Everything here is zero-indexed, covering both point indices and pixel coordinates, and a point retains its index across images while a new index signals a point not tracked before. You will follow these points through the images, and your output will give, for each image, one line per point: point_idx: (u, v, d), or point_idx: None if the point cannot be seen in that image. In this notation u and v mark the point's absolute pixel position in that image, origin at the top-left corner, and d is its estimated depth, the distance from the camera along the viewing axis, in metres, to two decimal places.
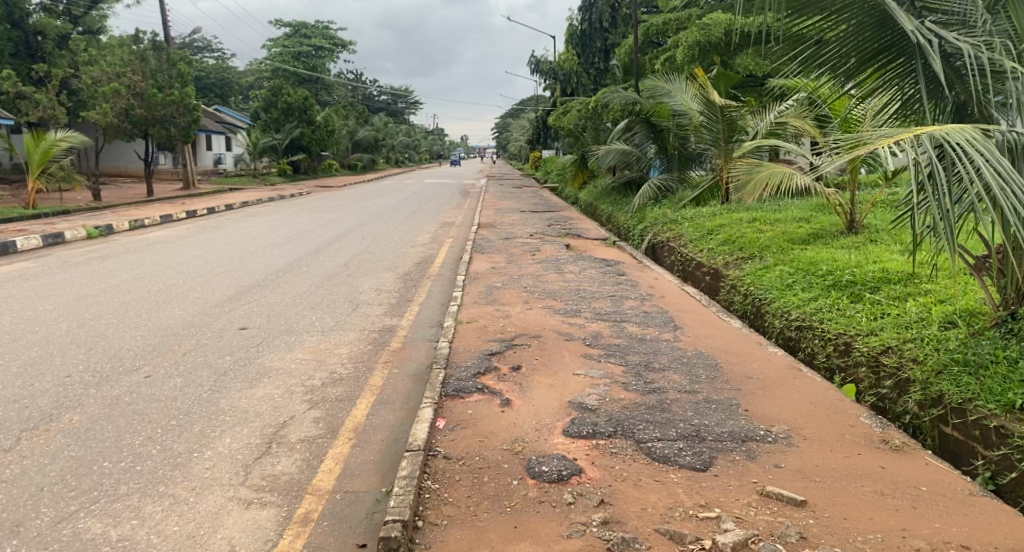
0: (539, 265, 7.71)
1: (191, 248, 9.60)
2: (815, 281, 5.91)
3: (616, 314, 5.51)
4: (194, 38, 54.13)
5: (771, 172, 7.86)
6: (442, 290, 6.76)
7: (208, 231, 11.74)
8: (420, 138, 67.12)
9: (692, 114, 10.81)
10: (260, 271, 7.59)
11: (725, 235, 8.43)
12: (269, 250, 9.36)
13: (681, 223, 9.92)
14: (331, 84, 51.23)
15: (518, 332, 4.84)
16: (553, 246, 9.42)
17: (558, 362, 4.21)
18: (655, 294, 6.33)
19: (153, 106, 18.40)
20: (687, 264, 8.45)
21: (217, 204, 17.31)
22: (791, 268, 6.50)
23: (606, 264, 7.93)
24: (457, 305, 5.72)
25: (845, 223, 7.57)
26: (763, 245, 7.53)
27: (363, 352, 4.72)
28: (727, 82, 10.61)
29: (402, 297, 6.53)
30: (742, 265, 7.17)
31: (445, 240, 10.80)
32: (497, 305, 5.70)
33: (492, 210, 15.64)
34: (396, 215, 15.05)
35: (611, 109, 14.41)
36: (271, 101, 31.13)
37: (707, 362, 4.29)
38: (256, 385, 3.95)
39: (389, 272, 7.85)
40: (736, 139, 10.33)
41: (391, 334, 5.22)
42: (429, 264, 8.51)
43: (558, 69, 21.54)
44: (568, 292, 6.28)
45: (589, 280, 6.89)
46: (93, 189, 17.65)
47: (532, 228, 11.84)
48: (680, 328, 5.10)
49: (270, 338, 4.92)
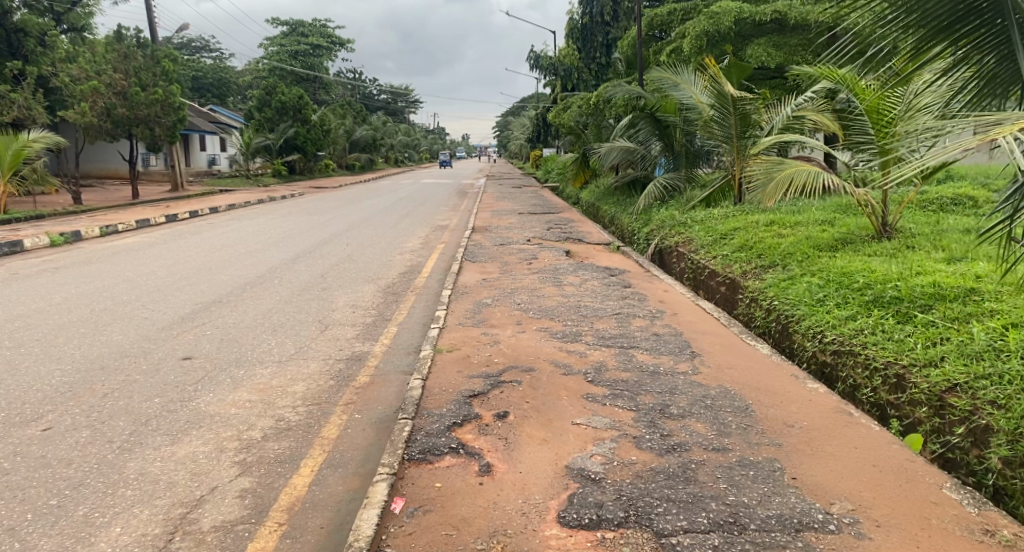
0: (535, 277, 6.94)
1: (160, 257, 8.85)
2: (851, 296, 5.16)
3: (622, 337, 4.73)
4: (190, 38, 53.62)
5: (792, 172, 7.07)
6: (425, 308, 5.99)
7: (184, 237, 11.00)
8: (420, 137, 66.32)
9: (701, 108, 10.04)
10: (226, 285, 6.85)
11: (741, 241, 7.64)
12: (242, 259, 8.61)
13: (690, 226, 9.16)
14: (329, 84, 50.61)
15: (507, 364, 4.07)
16: (552, 254, 8.65)
17: (554, 406, 3.45)
18: (667, 311, 5.57)
19: (135, 105, 17.78)
20: (699, 272, 7.69)
21: (202, 207, 16.55)
22: (819, 279, 5.74)
23: (609, 274, 7.19)
24: (439, 327, 4.95)
25: (876, 228, 6.80)
26: (785, 252, 6.77)
27: (322, 390, 3.95)
28: (740, 72, 9.80)
29: (379, 316, 5.76)
30: (763, 275, 6.41)
31: (436, 246, 10.06)
32: (486, 327, 4.93)
33: (489, 212, 14.86)
34: (388, 217, 14.29)
35: (614, 104, 13.63)
36: (264, 101, 30.40)
37: (731, 404, 3.53)
38: (179, 439, 3.19)
39: (369, 285, 7.10)
40: (748, 136, 9.58)
41: (360, 365, 4.46)
42: (415, 274, 7.77)
43: (558, 64, 20.75)
44: (567, 310, 5.50)
45: (591, 295, 6.11)
46: (73, 193, 16.97)
47: (530, 232, 11.06)
48: (698, 356, 4.36)
49: (215, 372, 4.18)
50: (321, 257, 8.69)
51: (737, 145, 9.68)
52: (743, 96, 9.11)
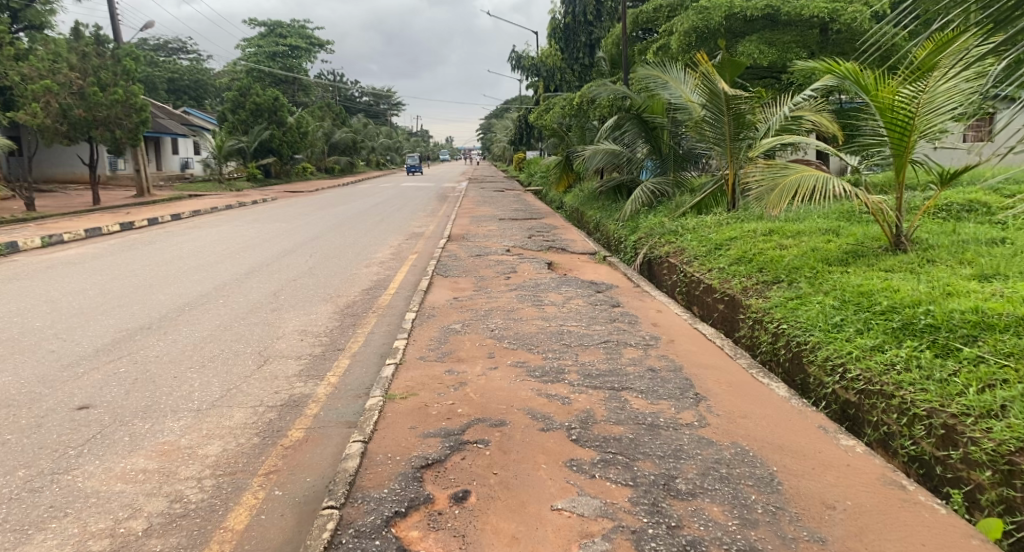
0: (513, 295, 6.19)
1: (98, 271, 8.03)
2: (874, 322, 4.45)
3: (613, 375, 3.98)
4: (166, 40, 52.44)
5: (800, 177, 6.19)
6: (385, 334, 5.22)
7: (134, 248, 10.18)
8: (402, 139, 65.34)
9: (692, 108, 9.35)
10: (160, 307, 6.05)
11: (738, 252, 6.94)
12: (190, 274, 7.80)
13: (681, 235, 8.46)
14: (309, 86, 49.73)
15: (472, 416, 3.30)
16: (533, 266, 7.90)
17: (528, 481, 2.70)
18: (662, 338, 4.85)
19: (94, 106, 16.94)
20: (693, 287, 6.99)
21: (165, 213, 15.68)
22: (833, 300, 5.02)
23: (594, 291, 6.50)
24: (396, 362, 4.18)
25: (889, 239, 6.09)
26: (790, 266, 6.06)
27: (240, 452, 3.18)
28: (734, 69, 9.07)
29: (331, 345, 4.98)
30: (767, 293, 5.70)
31: (408, 256, 9.31)
32: (451, 362, 4.17)
33: (467, 218, 14.10)
34: (360, 224, 13.48)
35: (598, 105, 12.97)
36: (238, 102, 29.49)
37: (748, 474, 2.79)
38: (30, 537, 2.44)
39: (326, 305, 6.32)
40: (741, 137, 8.84)
41: (296, 415, 3.68)
42: (380, 291, 6.99)
43: (540, 64, 20.12)
44: (548, 338, 4.76)
45: (576, 318, 5.36)
46: (26, 199, 16.08)
47: (509, 241, 10.34)
48: (703, 401, 3.60)
49: (110, 426, 3.42)
50: (277, 272, 7.88)
51: (729, 147, 8.94)
52: (739, 93, 8.38)
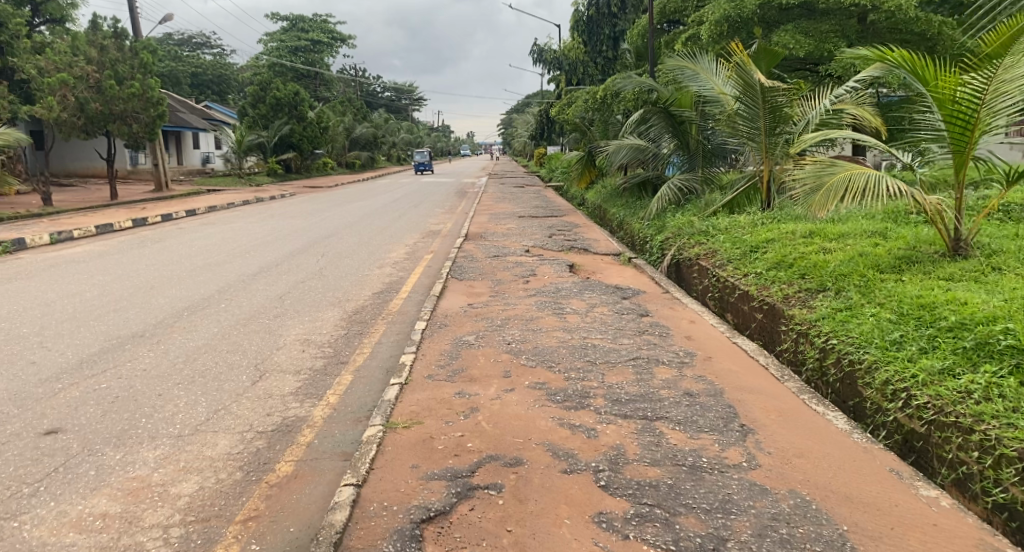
0: (532, 302, 5.73)
1: (102, 270, 7.71)
2: (940, 341, 3.95)
3: (644, 400, 3.52)
4: (190, 35, 52.51)
5: (849, 175, 5.63)
6: (392, 346, 4.80)
7: (144, 245, 9.91)
8: (422, 134, 65.10)
9: (726, 101, 8.83)
10: (159, 311, 5.69)
11: (776, 256, 6.43)
12: (195, 274, 7.47)
13: (712, 236, 7.95)
14: (330, 80, 49.60)
15: (484, 453, 2.86)
16: (553, 269, 7.44)
17: (547, 544, 2.27)
18: (697, 354, 4.38)
19: (111, 100, 16.74)
20: (727, 293, 6.49)
21: (179, 208, 15.41)
22: (889, 313, 4.51)
23: (620, 297, 6.05)
24: (401, 382, 3.75)
25: (946, 244, 5.54)
26: (836, 272, 5.54)
27: (218, 490, 2.78)
28: (770, 58, 8.50)
29: (333, 358, 4.56)
30: (811, 302, 5.19)
31: (423, 257, 8.90)
32: (462, 383, 3.73)
33: (486, 215, 13.66)
34: (377, 221, 13.10)
35: (623, 98, 12.48)
36: (258, 97, 29.26)
37: (814, 536, 2.32)
38: None
39: (334, 310, 5.93)
40: (777, 132, 8.29)
41: (286, 444, 3.27)
42: (391, 294, 6.59)
43: (563, 56, 19.60)
44: (570, 353, 4.31)
45: (601, 329, 4.92)
46: (44, 194, 15.98)
47: (529, 240, 9.89)
48: (750, 435, 3.13)
49: (77, 455, 3.04)
50: (286, 273, 7.51)
51: (764, 143, 8.39)
52: (775, 85, 7.85)
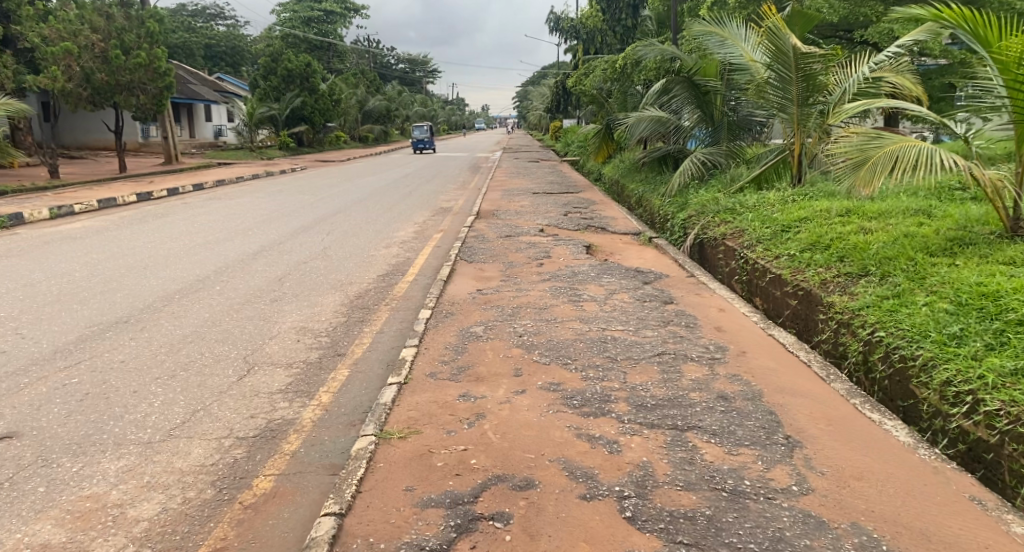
0: (546, 289, 5.31)
1: (97, 248, 7.37)
2: (1010, 337, 3.51)
3: (674, 406, 3.11)
4: (203, 6, 51.91)
5: (898, 148, 5.12)
6: (394, 336, 4.43)
7: (146, 221, 9.59)
8: (437, 108, 64.32)
9: (755, 69, 8.26)
10: (148, 294, 5.33)
11: (810, 236, 5.95)
12: (192, 253, 7.10)
13: (739, 214, 7.46)
14: (343, 52, 48.95)
15: (489, 472, 2.47)
16: (569, 250, 7.01)
17: None
18: (729, 349, 3.96)
19: (116, 70, 16.37)
20: (756, 276, 6.02)
21: (186, 182, 15.09)
22: (945, 302, 4.04)
23: (640, 282, 5.62)
24: (399, 381, 3.36)
25: (1003, 225, 5.05)
26: (880, 255, 5.06)
27: (182, 514, 2.43)
28: (804, 22, 7.91)
29: (329, 349, 4.18)
30: (853, 289, 4.73)
31: (433, 235, 8.50)
32: (467, 383, 3.34)
33: (499, 191, 13.21)
34: (387, 197, 12.69)
35: (643, 67, 11.89)
36: (270, 68, 28.76)
37: None
38: None
39: (334, 294, 5.55)
40: (811, 102, 7.72)
41: (268, 453, 2.90)
42: (397, 277, 6.20)
43: (580, 26, 18.94)
44: (588, 347, 3.91)
45: (622, 319, 4.50)
46: (50, 167, 15.71)
47: (544, 218, 9.46)
48: (797, 449, 2.71)
49: (29, 465, 2.70)
50: (287, 253, 7.13)
51: (796, 114, 7.82)
52: (811, 51, 7.29)
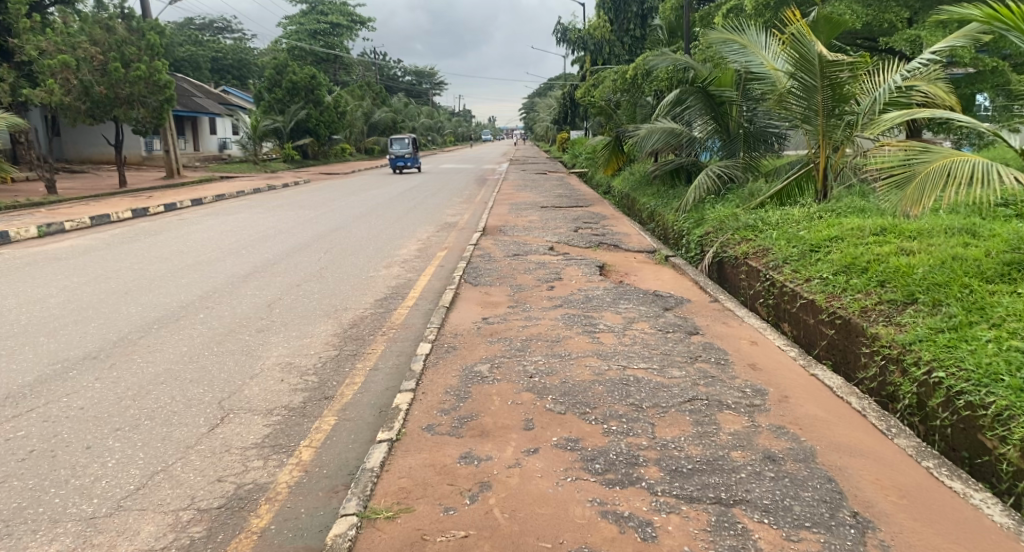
0: (558, 317, 4.84)
1: (78, 269, 6.93)
2: None
3: (714, 472, 2.63)
4: (210, 19, 51.89)
5: (947, 164, 4.63)
6: (389, 375, 3.96)
7: (136, 238, 9.16)
8: (443, 120, 63.99)
9: (777, 78, 7.78)
10: (122, 325, 4.86)
11: (844, 257, 5.44)
12: (179, 275, 6.65)
13: (762, 231, 6.97)
14: (349, 64, 48.88)
15: None
16: (581, 271, 6.55)
17: None
18: (770, 393, 3.46)
19: (116, 83, 16.05)
20: (783, 299, 5.51)
21: (185, 197, 14.72)
22: (1016, 340, 3.55)
23: (659, 308, 5.14)
24: (391, 438, 2.88)
25: None
26: (927, 280, 4.56)
27: None
28: (830, 29, 7.47)
29: (316, 391, 3.71)
30: (899, 318, 4.22)
31: (436, 254, 8.05)
32: (470, 440, 2.87)
33: (506, 205, 12.80)
34: (389, 212, 12.24)
35: (655, 77, 11.43)
36: (275, 81, 28.42)
37: None
38: None
39: (326, 322, 5.08)
40: (838, 113, 7.24)
41: (233, 531, 2.44)
42: (396, 302, 5.73)
43: (588, 36, 18.54)
44: (609, 391, 3.43)
45: (644, 354, 4.03)
46: (47, 182, 15.37)
47: (553, 235, 9.01)
48: (870, 534, 2.26)
49: None
50: (279, 275, 6.67)
51: (822, 125, 7.35)
52: (838, 59, 6.81)
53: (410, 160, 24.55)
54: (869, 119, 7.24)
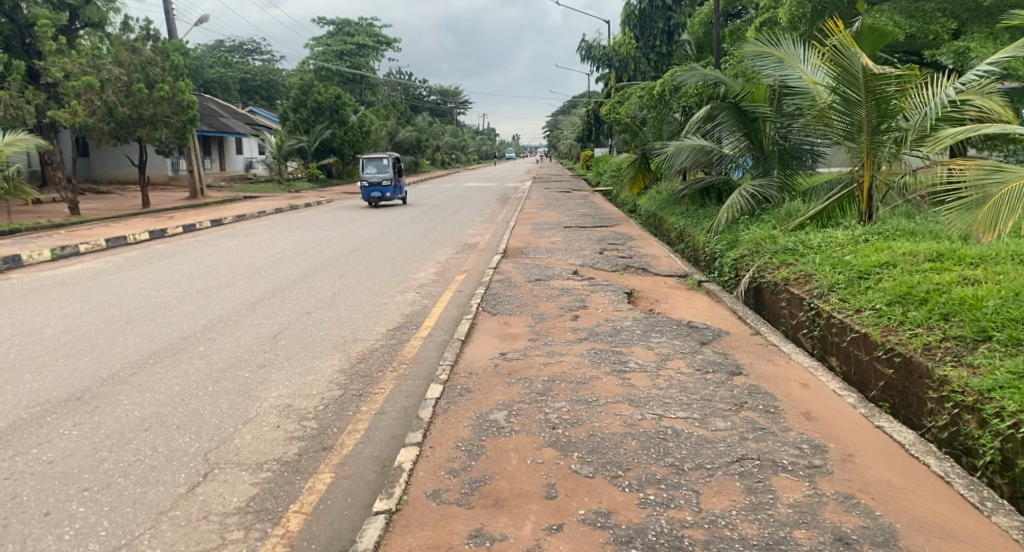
0: (584, 353, 4.40)
1: (82, 296, 6.65)
2: None
3: None
4: (239, 41, 52.56)
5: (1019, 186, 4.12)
6: (396, 422, 3.54)
7: (148, 262, 8.90)
8: (468, 139, 63.96)
9: (817, 92, 7.31)
10: (116, 360, 4.51)
11: (898, 285, 4.93)
12: (185, 303, 6.32)
13: (803, 255, 6.46)
14: (375, 84, 49.12)
15: None
16: (608, 298, 6.11)
17: None
18: (832, 451, 2.97)
19: (139, 104, 16.03)
20: (829, 331, 5.00)
21: (205, 218, 14.56)
22: None
23: (695, 343, 4.67)
24: (391, 508, 2.48)
25: None
26: (1000, 315, 4.05)
27: None
28: (875, 40, 6.99)
29: (313, 441, 3.32)
30: (972, 358, 3.71)
31: (454, 278, 7.64)
32: (483, 512, 2.45)
33: (529, 225, 12.40)
34: (410, 232, 11.90)
35: (684, 94, 11.01)
36: (300, 100, 28.44)
37: None
38: None
39: (331, 357, 4.69)
40: (884, 129, 6.73)
41: None
42: (408, 332, 5.34)
43: (613, 54, 18.21)
44: (644, 447, 2.97)
45: (682, 400, 3.57)
46: (70, 202, 15.31)
47: (578, 257, 8.58)
48: None
49: None
50: (287, 303, 6.30)
51: (866, 142, 6.86)
52: (885, 71, 6.33)
53: (392, 188, 17.93)
54: (919, 135, 6.74)
